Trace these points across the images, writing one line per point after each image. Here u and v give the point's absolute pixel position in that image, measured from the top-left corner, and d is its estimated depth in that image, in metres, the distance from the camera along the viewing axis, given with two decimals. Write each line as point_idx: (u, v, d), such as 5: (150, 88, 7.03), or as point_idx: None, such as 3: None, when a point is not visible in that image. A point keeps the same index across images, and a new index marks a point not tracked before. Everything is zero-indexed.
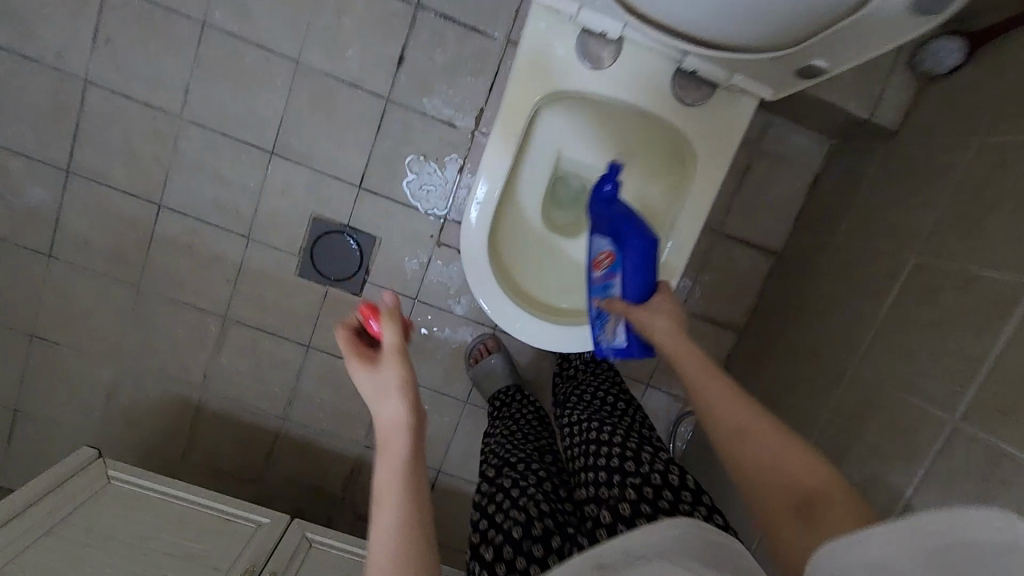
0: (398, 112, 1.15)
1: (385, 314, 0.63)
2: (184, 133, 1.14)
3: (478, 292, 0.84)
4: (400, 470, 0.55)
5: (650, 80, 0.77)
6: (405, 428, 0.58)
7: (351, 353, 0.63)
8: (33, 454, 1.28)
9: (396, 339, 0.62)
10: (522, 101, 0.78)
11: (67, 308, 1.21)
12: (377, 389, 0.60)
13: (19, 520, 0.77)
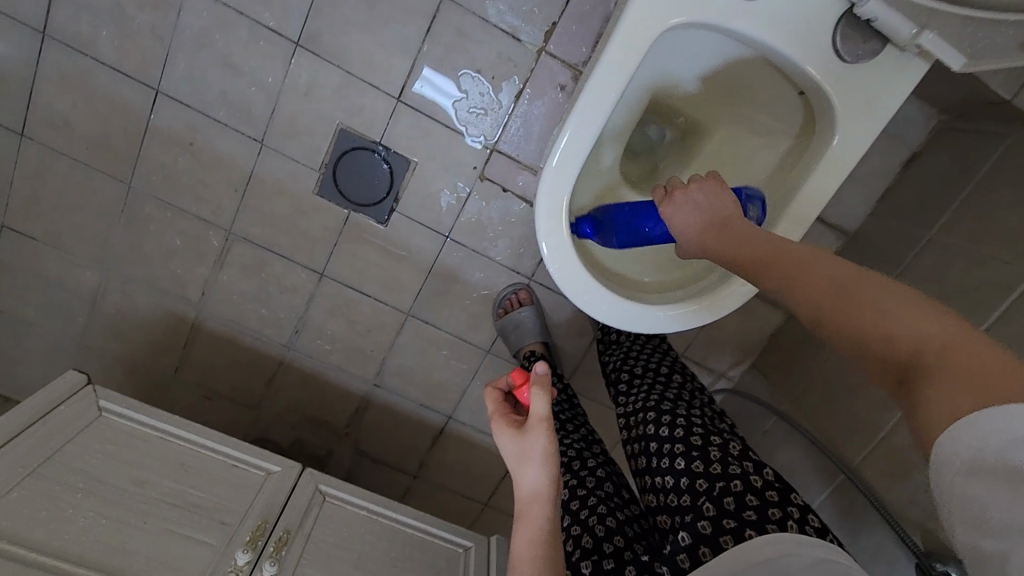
0: (453, 13, 0.96)
1: (537, 382, 0.61)
2: (189, 3, 0.94)
3: (550, 255, 0.72)
4: (536, 542, 0.56)
5: (804, 23, 0.64)
6: (546, 496, 0.58)
7: (501, 425, 0.63)
8: (5, 355, 1.16)
9: (546, 414, 0.60)
10: (644, 24, 0.64)
11: (44, 200, 1.05)
12: (520, 460, 0.59)
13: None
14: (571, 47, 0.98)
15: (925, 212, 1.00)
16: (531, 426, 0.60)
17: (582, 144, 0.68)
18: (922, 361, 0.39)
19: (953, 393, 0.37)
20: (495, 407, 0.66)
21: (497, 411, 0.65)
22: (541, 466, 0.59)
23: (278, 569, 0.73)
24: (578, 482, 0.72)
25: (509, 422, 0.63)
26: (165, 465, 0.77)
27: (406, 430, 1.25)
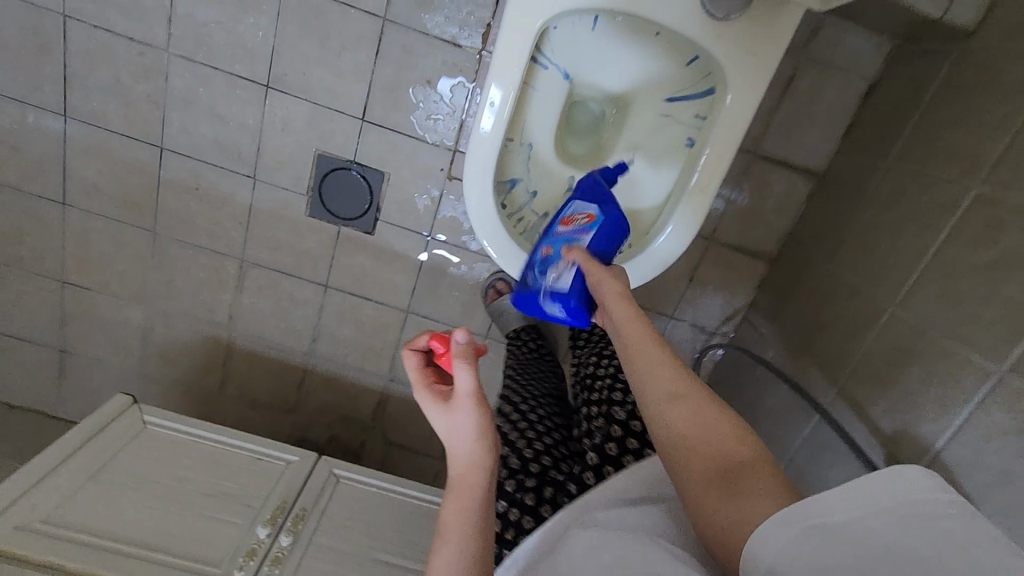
0: (396, 33, 1.04)
1: (459, 357, 0.59)
2: (172, 68, 1.07)
3: (495, 247, 0.84)
4: (464, 511, 0.58)
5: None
6: (481, 467, 0.58)
7: (426, 394, 0.61)
8: (84, 390, 1.37)
9: (472, 386, 0.59)
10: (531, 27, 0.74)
11: (89, 254, 1.23)
12: (451, 432, 0.59)
13: (61, 467, 0.80)
14: None
15: (883, 143, 0.99)
16: (458, 398, 0.59)
17: (491, 149, 0.80)
18: (744, 467, 0.48)
19: (765, 497, 0.45)
20: (414, 370, 0.64)
21: (418, 379, 0.63)
22: (477, 439, 0.58)
23: (293, 540, 0.83)
24: (519, 414, 0.80)
25: (433, 394, 0.61)
26: (197, 463, 0.91)
27: (425, 417, 1.37)
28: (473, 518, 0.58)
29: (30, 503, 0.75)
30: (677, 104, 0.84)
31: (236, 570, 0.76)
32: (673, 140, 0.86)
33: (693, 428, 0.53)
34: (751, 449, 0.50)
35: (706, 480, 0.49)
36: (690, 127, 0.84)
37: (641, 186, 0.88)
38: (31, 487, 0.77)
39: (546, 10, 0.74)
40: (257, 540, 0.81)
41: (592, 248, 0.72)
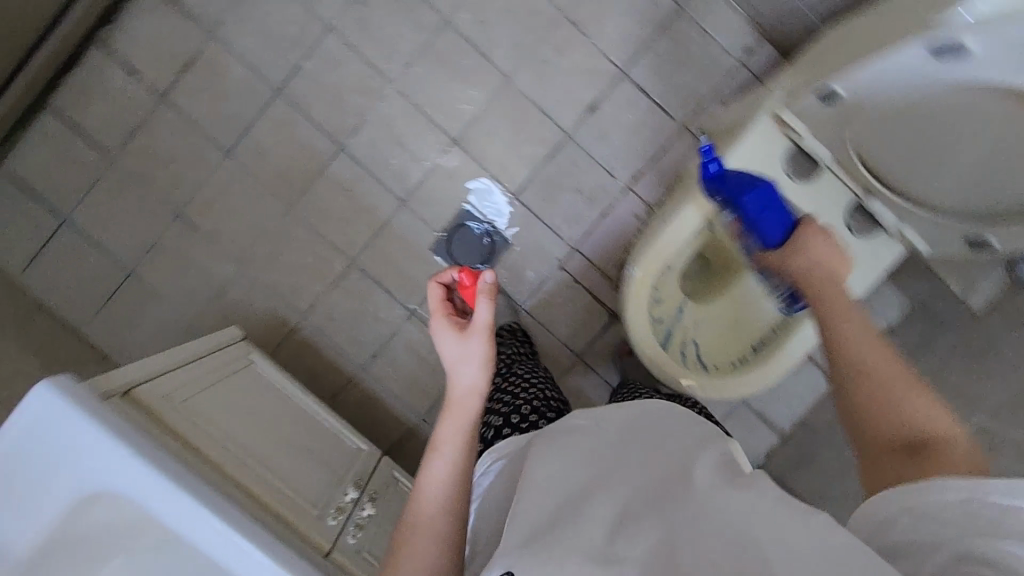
0: (572, 148, 1.31)
1: (484, 296, 0.74)
2: (388, 97, 1.29)
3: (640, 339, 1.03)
4: (459, 423, 0.74)
5: (832, 210, 0.97)
6: (478, 391, 0.75)
7: (446, 327, 0.77)
8: (122, 318, 1.35)
9: (487, 322, 0.75)
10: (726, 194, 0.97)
11: (218, 202, 1.32)
12: (460, 359, 0.75)
13: (196, 363, 0.85)
14: (648, 188, 1.32)
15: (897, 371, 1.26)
16: (473, 332, 0.75)
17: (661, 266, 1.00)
18: (938, 436, 0.55)
19: (938, 468, 0.52)
20: (437, 299, 0.80)
21: (440, 307, 0.79)
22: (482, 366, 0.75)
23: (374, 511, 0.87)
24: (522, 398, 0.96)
25: (451, 323, 0.77)
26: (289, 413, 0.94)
27: None
28: (465, 429, 0.74)
29: (178, 380, 0.79)
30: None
31: (330, 520, 0.78)
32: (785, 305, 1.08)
33: (909, 405, 0.57)
34: (949, 420, 0.56)
35: (891, 447, 0.56)
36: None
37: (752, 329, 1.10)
38: (176, 367, 0.81)
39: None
40: (346, 500, 0.85)
41: (763, 242, 0.77)
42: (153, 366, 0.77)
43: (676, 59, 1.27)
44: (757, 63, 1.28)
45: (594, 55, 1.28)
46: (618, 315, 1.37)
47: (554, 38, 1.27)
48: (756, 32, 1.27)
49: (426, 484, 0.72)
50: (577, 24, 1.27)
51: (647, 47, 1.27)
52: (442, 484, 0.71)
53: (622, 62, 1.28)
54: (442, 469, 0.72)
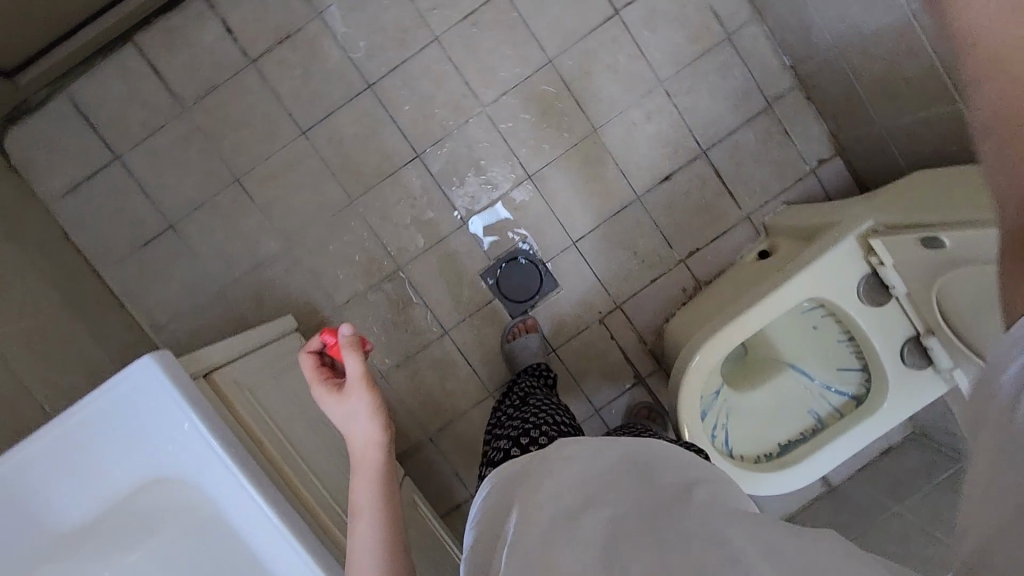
0: (638, 210, 1.34)
1: (346, 345, 0.61)
2: (476, 119, 1.30)
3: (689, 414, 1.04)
4: (373, 484, 0.61)
5: (890, 340, 0.97)
6: (379, 446, 0.61)
7: (321, 391, 0.63)
8: (152, 268, 1.32)
9: (360, 374, 0.61)
10: (791, 300, 0.98)
11: (281, 179, 1.30)
12: (345, 418, 0.62)
13: (260, 350, 0.84)
14: (701, 267, 1.36)
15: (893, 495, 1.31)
16: (348, 388, 0.61)
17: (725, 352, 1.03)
18: None
19: None
20: (309, 365, 0.66)
21: (311, 371, 0.65)
22: (373, 420, 0.61)
23: None
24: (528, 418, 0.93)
25: (325, 385, 0.63)
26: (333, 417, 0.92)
27: (432, 489, 1.38)
28: (381, 491, 0.61)
29: (246, 367, 0.78)
30: (832, 390, 1.12)
31: None
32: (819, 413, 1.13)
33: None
34: None
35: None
36: (835, 411, 1.12)
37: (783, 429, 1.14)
38: (245, 351, 0.80)
39: (813, 291, 0.97)
40: None
41: None
42: (227, 347, 0.77)
43: (755, 153, 1.33)
44: (826, 175, 1.34)
45: (681, 129, 1.32)
46: (643, 380, 1.39)
47: (647, 104, 1.31)
48: (832, 147, 1.34)
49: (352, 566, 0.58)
50: (672, 97, 1.31)
51: (731, 135, 1.32)
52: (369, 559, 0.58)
53: (705, 142, 1.33)
54: (364, 544, 0.59)
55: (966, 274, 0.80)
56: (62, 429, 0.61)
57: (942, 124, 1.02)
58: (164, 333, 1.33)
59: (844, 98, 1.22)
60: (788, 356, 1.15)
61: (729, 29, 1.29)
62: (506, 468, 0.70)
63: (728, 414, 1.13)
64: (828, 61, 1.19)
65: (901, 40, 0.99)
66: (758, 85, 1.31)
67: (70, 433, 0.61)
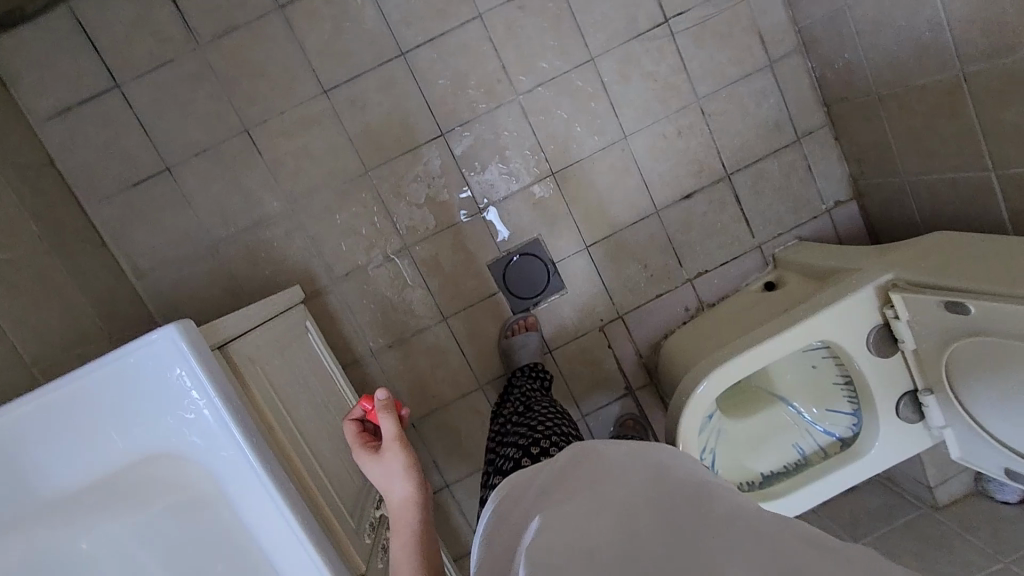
0: (654, 223, 1.33)
1: (382, 409, 0.65)
2: (507, 106, 1.26)
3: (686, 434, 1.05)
4: (411, 541, 0.63)
5: (888, 391, 1.00)
6: (414, 503, 0.64)
7: (361, 453, 0.67)
8: (143, 210, 1.23)
9: (396, 435, 0.64)
10: (802, 338, 0.99)
11: (295, 136, 1.23)
12: (385, 478, 0.65)
13: (272, 322, 0.80)
14: (706, 289, 1.37)
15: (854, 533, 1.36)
16: (386, 448, 0.65)
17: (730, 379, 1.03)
18: None
19: None
20: (353, 433, 0.70)
21: (354, 437, 0.69)
22: (408, 480, 0.64)
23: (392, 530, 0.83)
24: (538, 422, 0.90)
25: (366, 449, 0.67)
26: (333, 399, 0.88)
27: None
28: (419, 545, 0.62)
29: (258, 340, 0.73)
30: (820, 428, 1.14)
31: (365, 538, 0.75)
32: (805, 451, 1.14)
33: None
34: None
35: None
36: (819, 450, 1.14)
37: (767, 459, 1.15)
38: (257, 323, 0.76)
39: (824, 334, 0.99)
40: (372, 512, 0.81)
41: None
42: (242, 317, 0.72)
43: (777, 185, 1.34)
44: (840, 217, 1.36)
45: (709, 148, 1.31)
46: (632, 392, 1.39)
47: (680, 118, 1.29)
48: (849, 190, 1.36)
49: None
50: (706, 115, 1.30)
51: (757, 163, 1.33)
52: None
53: (730, 166, 1.32)
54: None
55: (975, 344, 0.83)
56: (70, 388, 0.59)
57: (969, 187, 1.04)
58: (145, 280, 1.25)
59: (872, 145, 1.23)
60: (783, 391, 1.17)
61: (772, 57, 1.29)
62: (512, 480, 0.64)
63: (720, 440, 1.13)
64: (864, 105, 1.20)
65: (944, 99, 1.00)
66: (790, 118, 1.31)
67: (80, 392, 0.60)
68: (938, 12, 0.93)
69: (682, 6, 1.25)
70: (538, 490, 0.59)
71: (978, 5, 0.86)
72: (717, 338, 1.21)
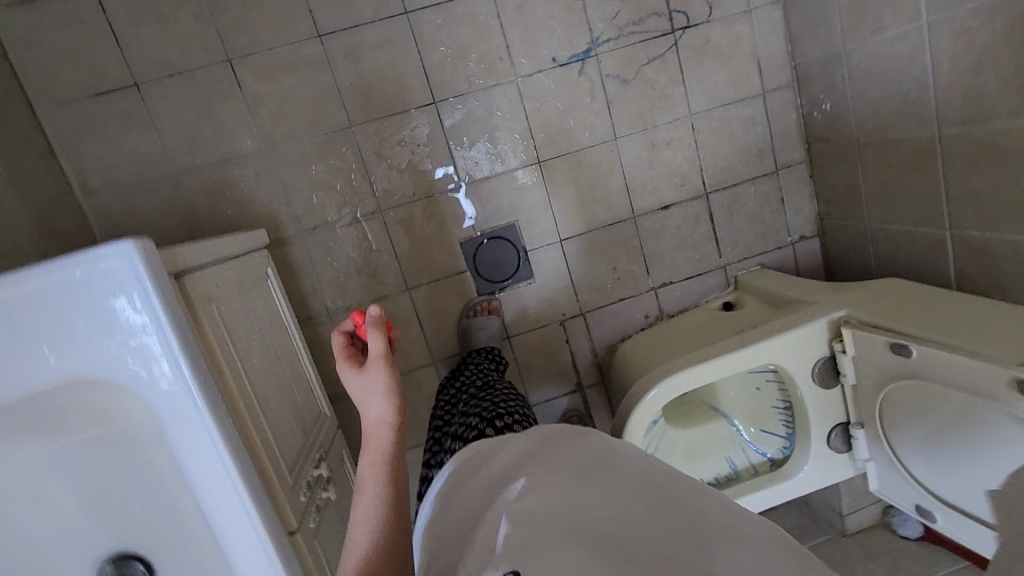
0: (629, 228, 1.35)
1: (372, 324, 0.65)
2: (505, 86, 1.24)
3: (631, 431, 1.07)
4: (381, 460, 0.61)
5: (823, 420, 1.06)
6: (389, 421, 0.63)
7: (345, 369, 0.67)
8: (102, 124, 1.15)
9: (381, 352, 0.65)
10: (755, 359, 1.03)
11: (280, 75, 1.17)
12: (364, 395, 0.65)
13: (233, 262, 0.76)
14: (668, 299, 1.40)
15: None
16: (369, 365, 0.65)
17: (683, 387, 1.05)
18: None
19: None
20: (341, 349, 0.71)
21: (340, 351, 0.70)
22: (387, 398, 0.63)
23: (330, 491, 0.81)
24: (498, 399, 0.89)
25: (350, 364, 0.68)
26: (286, 351, 0.85)
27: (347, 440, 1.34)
28: (387, 464, 0.61)
29: (217, 277, 0.69)
30: (753, 447, 1.19)
31: (300, 496, 0.72)
32: (737, 466, 1.19)
33: None
34: None
35: None
36: (750, 467, 1.19)
37: (701, 466, 1.20)
38: (218, 259, 0.72)
39: (775, 358, 1.03)
40: (312, 470, 0.79)
41: None
42: (204, 250, 0.68)
43: (749, 211, 1.38)
44: (802, 251, 1.42)
45: (693, 164, 1.34)
46: (582, 389, 1.41)
47: (671, 130, 1.31)
48: (815, 227, 1.42)
49: (351, 536, 0.56)
50: (695, 132, 1.32)
51: (735, 186, 1.36)
52: (367, 526, 0.56)
53: (710, 185, 1.35)
54: (366, 514, 0.57)
55: (913, 388, 0.88)
56: (3, 295, 0.54)
57: (925, 241, 1.10)
58: (93, 199, 1.17)
59: (843, 188, 1.29)
60: (725, 406, 1.22)
61: (765, 87, 1.32)
62: (478, 447, 0.63)
63: (661, 439, 1.17)
64: (842, 149, 1.25)
65: (917, 156, 1.06)
66: (772, 148, 1.36)
67: (11, 300, 0.54)
68: (928, 72, 0.98)
69: (689, 20, 1.27)
70: (506, 462, 0.57)
71: (965, 73, 0.91)
72: (674, 347, 1.25)
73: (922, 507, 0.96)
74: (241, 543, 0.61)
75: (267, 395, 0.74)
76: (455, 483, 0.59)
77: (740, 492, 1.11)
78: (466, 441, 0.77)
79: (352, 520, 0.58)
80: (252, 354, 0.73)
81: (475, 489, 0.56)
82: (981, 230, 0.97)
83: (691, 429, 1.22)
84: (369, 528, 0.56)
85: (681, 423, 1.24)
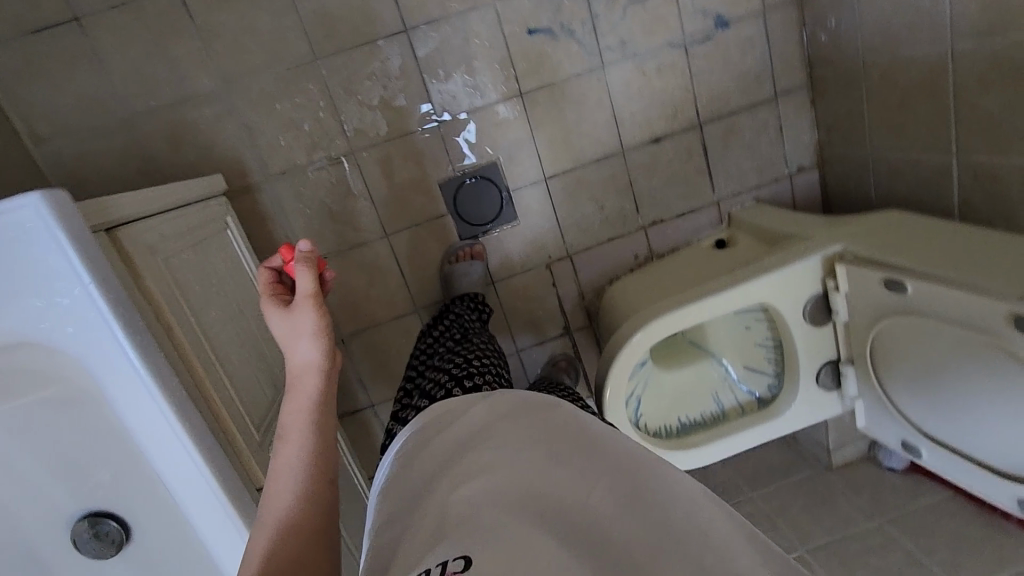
0: (618, 164, 1.28)
1: (299, 260, 0.62)
2: (482, 9, 1.14)
3: (615, 372, 1.05)
4: (306, 407, 0.58)
5: (813, 359, 1.03)
6: (317, 368, 0.59)
7: (270, 306, 0.63)
8: (44, 62, 1.06)
9: (310, 289, 0.61)
10: (745, 299, 0.99)
11: (235, 4, 1.07)
12: (290, 336, 0.60)
13: (180, 211, 0.71)
14: (658, 239, 1.35)
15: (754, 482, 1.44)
16: (296, 304, 0.61)
17: (667, 327, 1.01)
18: None
19: None
20: (265, 286, 0.66)
21: (264, 288, 0.65)
22: (313, 341, 0.59)
23: None
24: (473, 352, 0.86)
25: (278, 303, 0.63)
26: (252, 305, 0.81)
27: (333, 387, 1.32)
28: (313, 412, 0.57)
29: (160, 230, 0.65)
30: (741, 386, 1.18)
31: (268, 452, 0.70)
32: (723, 405, 1.18)
33: None
34: None
35: None
36: (737, 405, 1.18)
37: (688, 407, 1.18)
38: (162, 209, 0.66)
39: (764, 295, 0.99)
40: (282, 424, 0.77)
41: None
42: (143, 200, 0.63)
43: (746, 143, 1.31)
44: (800, 184, 1.36)
45: (686, 94, 1.25)
46: (569, 332, 1.39)
47: (663, 55, 1.22)
48: (814, 158, 1.34)
49: (273, 487, 0.53)
50: (690, 57, 1.23)
51: (731, 116, 1.28)
52: (292, 478, 0.53)
53: (704, 116, 1.27)
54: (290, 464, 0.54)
55: (903, 325, 0.86)
56: None
57: (929, 170, 1.04)
58: (46, 145, 1.10)
59: (846, 114, 1.21)
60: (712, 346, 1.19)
61: (766, 3, 1.21)
62: (438, 415, 0.59)
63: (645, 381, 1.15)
64: (847, 72, 1.16)
65: (928, 76, 0.97)
66: (772, 73, 1.26)
67: None
68: None
69: None
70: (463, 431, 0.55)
71: None
72: (662, 289, 1.21)
73: (909, 445, 0.96)
74: (199, 498, 0.60)
75: (230, 351, 0.71)
76: (409, 452, 0.56)
77: (728, 431, 1.11)
78: (436, 395, 0.75)
79: (273, 468, 0.54)
80: (209, 308, 0.69)
81: (431, 458, 0.53)
82: (990, 156, 0.91)
83: (678, 370, 1.19)
84: (295, 478, 0.53)
85: (667, 363, 1.21)
